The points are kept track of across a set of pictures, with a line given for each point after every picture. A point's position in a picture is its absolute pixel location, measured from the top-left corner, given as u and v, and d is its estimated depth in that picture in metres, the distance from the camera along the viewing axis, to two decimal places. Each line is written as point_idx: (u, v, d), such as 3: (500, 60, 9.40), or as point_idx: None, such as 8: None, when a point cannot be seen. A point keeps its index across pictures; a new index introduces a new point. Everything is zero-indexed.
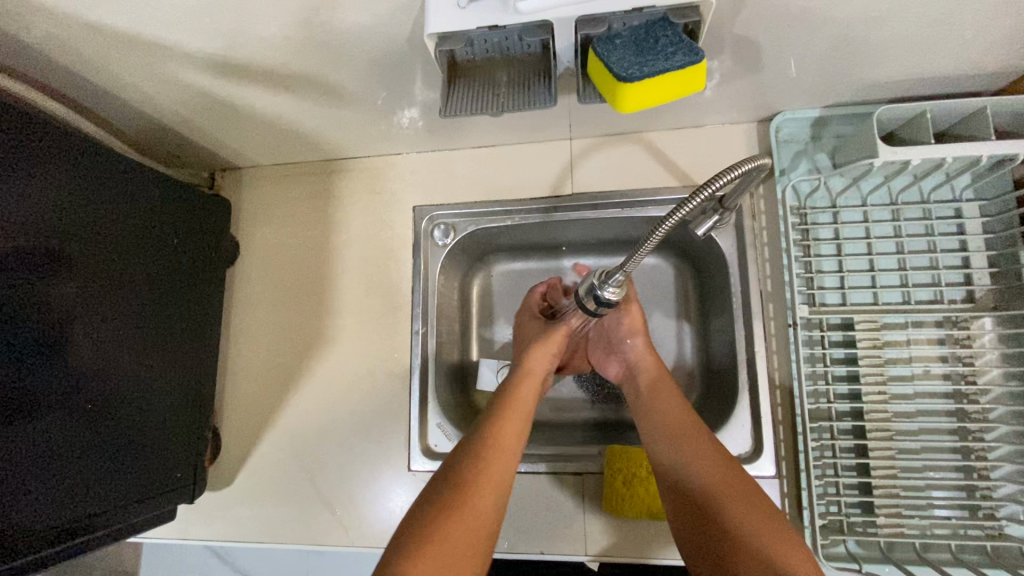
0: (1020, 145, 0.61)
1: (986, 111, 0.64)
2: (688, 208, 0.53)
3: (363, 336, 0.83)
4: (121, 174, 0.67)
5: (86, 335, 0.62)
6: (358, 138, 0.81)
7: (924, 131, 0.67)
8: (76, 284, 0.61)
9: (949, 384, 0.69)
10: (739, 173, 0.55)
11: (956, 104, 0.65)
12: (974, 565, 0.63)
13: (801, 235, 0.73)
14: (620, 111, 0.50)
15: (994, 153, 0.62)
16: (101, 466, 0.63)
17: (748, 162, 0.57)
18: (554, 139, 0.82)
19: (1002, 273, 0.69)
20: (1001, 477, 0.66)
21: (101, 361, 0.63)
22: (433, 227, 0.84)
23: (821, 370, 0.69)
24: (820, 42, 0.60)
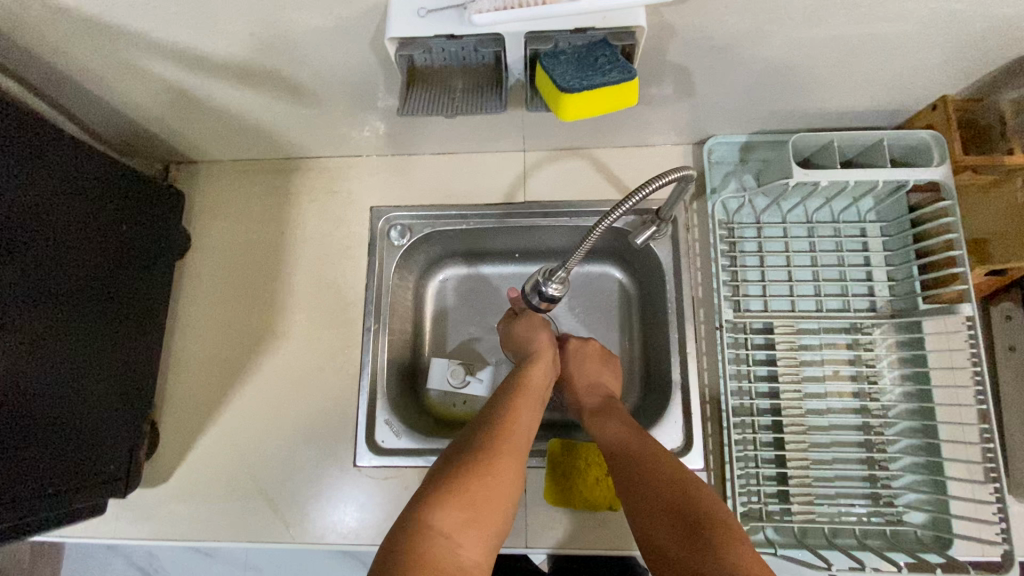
0: (909, 172, 0.70)
1: (882, 144, 0.73)
2: (615, 214, 0.60)
3: (314, 332, 0.84)
4: (71, 156, 0.66)
5: (30, 316, 0.60)
6: (320, 138, 0.83)
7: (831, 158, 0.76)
8: (22, 262, 0.59)
9: (855, 385, 0.76)
10: (666, 179, 0.61)
11: (858, 135, 0.74)
12: (877, 548, 0.70)
13: (729, 247, 0.80)
14: (564, 118, 0.55)
15: (889, 178, 0.71)
16: (35, 457, 0.61)
17: (676, 170, 0.63)
18: (509, 149, 0.87)
19: (899, 285, 0.77)
20: (899, 468, 0.73)
21: (42, 343, 0.62)
22: (389, 228, 0.87)
23: (745, 370, 0.75)
24: (744, 73, 0.67)
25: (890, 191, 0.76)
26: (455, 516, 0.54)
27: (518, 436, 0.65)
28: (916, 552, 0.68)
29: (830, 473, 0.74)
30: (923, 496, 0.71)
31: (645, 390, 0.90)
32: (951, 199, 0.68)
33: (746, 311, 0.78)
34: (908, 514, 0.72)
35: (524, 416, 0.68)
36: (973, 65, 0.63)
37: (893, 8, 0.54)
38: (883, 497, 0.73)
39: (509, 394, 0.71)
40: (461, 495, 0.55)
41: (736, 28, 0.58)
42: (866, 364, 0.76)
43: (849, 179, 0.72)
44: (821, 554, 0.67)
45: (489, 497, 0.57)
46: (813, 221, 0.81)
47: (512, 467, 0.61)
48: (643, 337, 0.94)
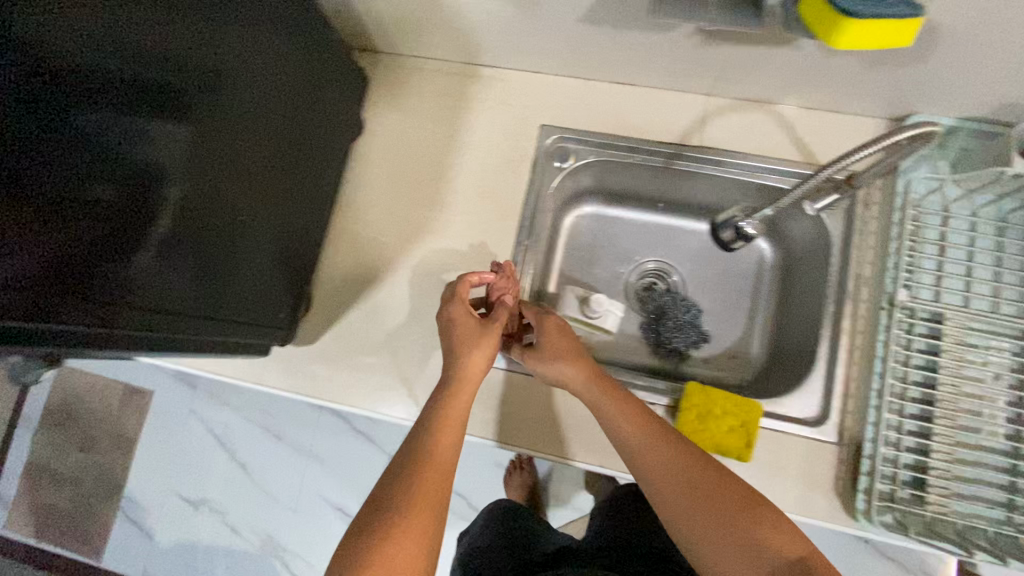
0: None
1: None
2: (826, 172, 0.71)
3: (468, 236, 0.87)
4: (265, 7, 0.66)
5: (220, 159, 0.63)
6: (510, 46, 0.83)
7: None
8: (216, 104, 0.61)
9: (1017, 393, 0.73)
10: (882, 143, 0.65)
11: None
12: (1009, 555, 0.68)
13: (909, 231, 0.77)
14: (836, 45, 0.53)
15: None
16: (206, 296, 0.65)
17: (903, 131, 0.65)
18: (693, 91, 0.85)
19: None
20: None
21: (224, 189, 0.64)
22: (556, 149, 0.87)
23: (904, 354, 0.74)
24: (999, 43, 0.63)
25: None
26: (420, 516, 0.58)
27: (454, 419, 0.66)
28: None
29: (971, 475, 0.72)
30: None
31: (772, 360, 0.90)
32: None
33: (916, 298, 0.75)
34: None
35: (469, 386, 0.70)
36: None
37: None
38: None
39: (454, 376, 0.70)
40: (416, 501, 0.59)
41: None
42: None
43: None
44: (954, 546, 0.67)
45: (426, 488, 0.60)
46: (1005, 221, 0.77)
47: (445, 461, 0.63)
48: (778, 309, 0.93)
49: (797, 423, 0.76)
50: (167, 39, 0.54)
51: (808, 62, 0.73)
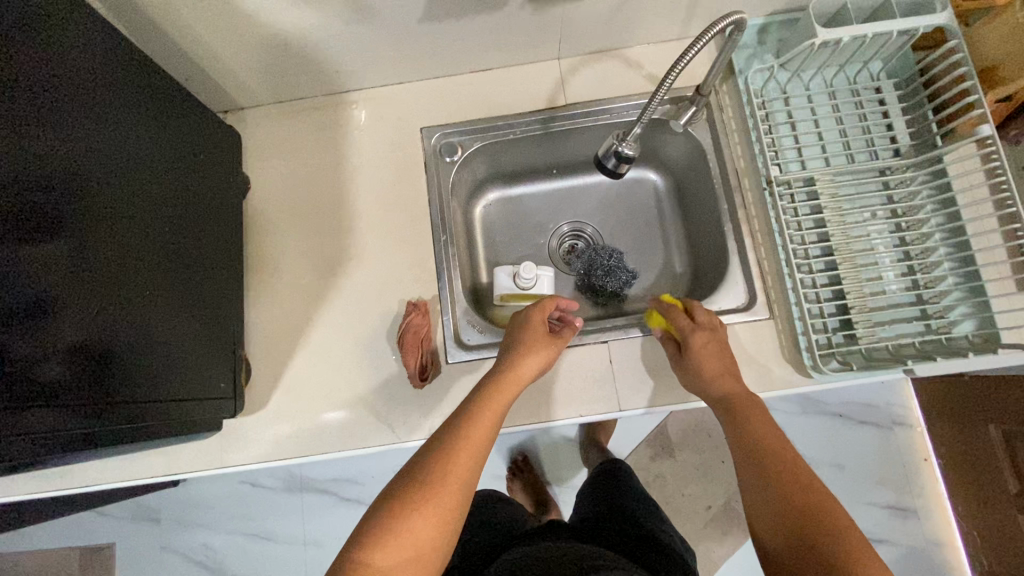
0: (917, 20, 0.76)
1: (890, 1, 0.80)
2: (666, 82, 0.68)
3: (386, 250, 0.87)
4: (127, 83, 0.66)
5: (125, 240, 0.62)
6: (366, 64, 0.87)
7: (844, 20, 0.83)
8: (107, 190, 0.60)
9: (893, 222, 0.83)
10: (713, 32, 0.67)
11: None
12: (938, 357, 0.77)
13: (762, 119, 0.87)
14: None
15: (902, 28, 0.77)
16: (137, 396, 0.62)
17: (722, 20, 0.68)
18: (545, 58, 0.92)
19: (918, 131, 0.85)
20: (945, 287, 0.81)
21: (141, 269, 0.64)
22: (441, 145, 0.91)
23: (795, 222, 0.82)
24: None
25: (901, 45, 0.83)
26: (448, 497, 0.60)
27: (492, 416, 0.68)
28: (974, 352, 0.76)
29: (885, 302, 0.81)
30: (970, 306, 0.79)
31: (697, 270, 0.97)
32: (958, 36, 0.76)
33: (788, 172, 0.85)
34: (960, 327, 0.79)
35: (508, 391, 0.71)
36: None
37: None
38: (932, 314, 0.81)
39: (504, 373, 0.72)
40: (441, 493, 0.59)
41: None
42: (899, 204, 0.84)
43: (867, 34, 0.79)
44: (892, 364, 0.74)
45: (460, 475, 0.62)
46: (831, 87, 0.88)
47: (477, 441, 0.64)
48: (686, 226, 1.00)
49: (733, 313, 0.83)
50: (25, 152, 0.50)
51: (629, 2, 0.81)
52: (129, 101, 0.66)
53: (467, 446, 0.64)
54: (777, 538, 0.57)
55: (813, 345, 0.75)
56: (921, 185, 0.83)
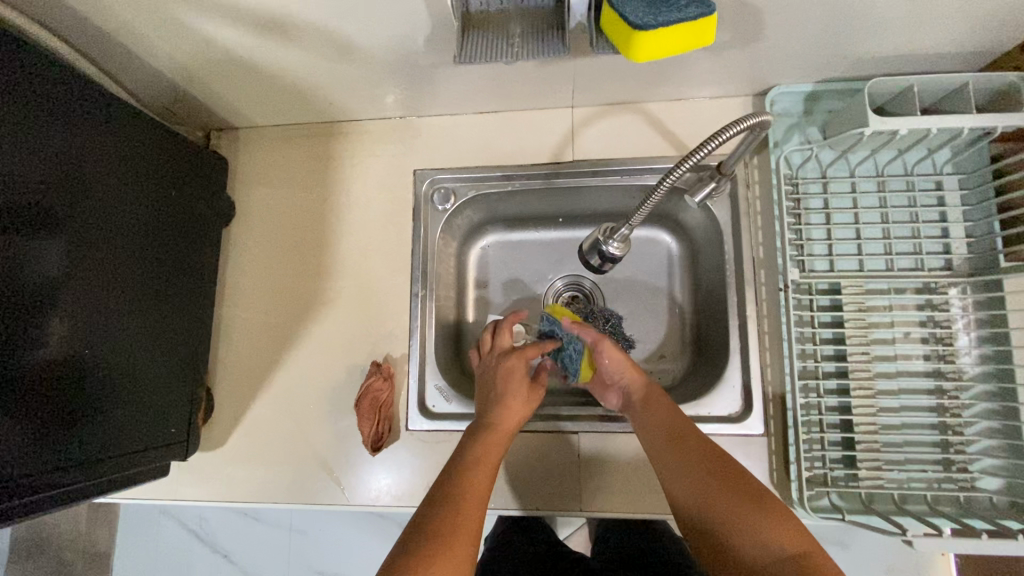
0: (995, 120, 0.64)
1: (966, 88, 0.68)
2: (670, 179, 0.61)
3: (361, 300, 0.83)
4: (110, 117, 0.64)
5: (81, 282, 0.60)
6: (361, 99, 0.81)
7: (905, 104, 0.70)
8: (68, 231, 0.59)
9: (927, 347, 0.72)
10: (724, 139, 0.57)
11: (940, 79, 0.68)
12: (949, 515, 0.67)
13: (792, 205, 0.76)
14: (632, 61, 0.52)
15: (974, 126, 0.65)
16: (79, 452, 0.60)
17: (741, 125, 0.58)
18: (557, 106, 0.83)
19: (977, 242, 0.73)
20: (979, 432, 0.70)
21: (99, 311, 0.62)
22: (434, 192, 0.84)
23: (809, 333, 0.73)
24: (819, 15, 0.62)
25: (977, 138, 0.70)
26: (465, 535, 0.56)
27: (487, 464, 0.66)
28: (994, 519, 0.65)
29: (900, 438, 0.71)
30: (1002, 461, 0.68)
31: (697, 355, 0.88)
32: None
33: (811, 272, 0.74)
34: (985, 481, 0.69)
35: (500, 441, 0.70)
36: None
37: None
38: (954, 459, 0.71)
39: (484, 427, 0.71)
40: (455, 534, 0.56)
41: None
42: (939, 327, 0.73)
43: (930, 128, 0.67)
44: (892, 520, 0.65)
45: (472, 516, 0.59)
46: (884, 175, 0.76)
47: (481, 489, 0.62)
48: (695, 301, 0.91)
49: (721, 422, 0.75)
50: None
51: (654, 63, 0.71)
52: (103, 133, 0.63)
53: (470, 495, 0.61)
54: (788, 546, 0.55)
55: (802, 483, 0.67)
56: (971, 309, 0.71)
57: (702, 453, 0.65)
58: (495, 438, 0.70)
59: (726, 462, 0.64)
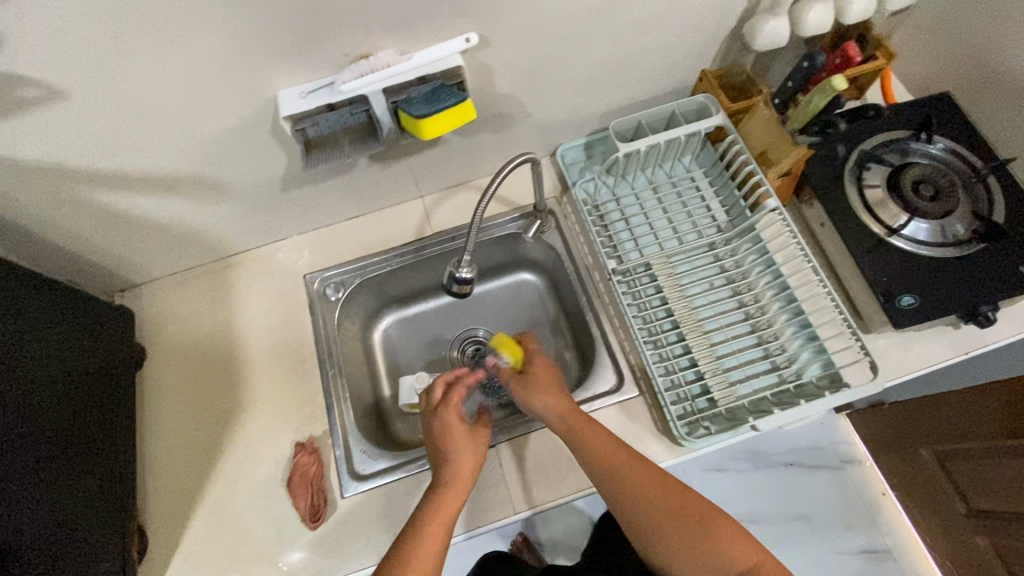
0: (694, 126, 0.93)
1: (674, 112, 0.98)
2: (479, 213, 0.77)
3: (278, 394, 0.92)
4: (14, 277, 0.73)
5: (8, 425, 0.64)
6: (247, 230, 0.98)
7: (644, 133, 1.00)
8: None
9: (729, 288, 0.94)
10: (498, 182, 0.77)
11: (655, 111, 0.98)
12: (792, 405, 0.83)
13: (599, 220, 1.00)
14: (423, 137, 0.73)
15: (684, 133, 0.94)
16: None
17: (508, 167, 0.78)
18: (409, 198, 1.05)
19: (731, 207, 0.99)
20: (790, 335, 0.89)
21: (26, 451, 0.65)
22: (324, 287, 1.00)
23: (640, 304, 0.92)
24: (554, 89, 0.91)
25: (699, 142, 1.00)
26: None
27: (436, 533, 0.70)
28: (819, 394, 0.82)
29: (738, 361, 0.89)
30: (810, 350, 0.87)
31: (581, 358, 1.04)
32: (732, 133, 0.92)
33: (628, 261, 0.96)
34: (808, 371, 0.86)
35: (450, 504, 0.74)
36: (693, 43, 0.91)
37: (627, 9, 0.81)
38: (782, 364, 0.88)
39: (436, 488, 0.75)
40: None
41: (530, 59, 0.83)
42: (733, 271, 0.95)
43: (659, 142, 0.95)
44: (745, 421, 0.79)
45: None
46: (656, 183, 1.03)
47: (428, 560, 0.68)
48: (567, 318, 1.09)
49: (605, 395, 0.89)
50: None
51: (461, 148, 0.96)
52: (12, 292, 0.71)
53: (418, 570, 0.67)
54: (738, 559, 0.68)
55: (671, 414, 0.81)
56: (746, 251, 0.94)
57: (654, 480, 0.74)
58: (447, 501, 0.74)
59: (670, 481, 0.74)
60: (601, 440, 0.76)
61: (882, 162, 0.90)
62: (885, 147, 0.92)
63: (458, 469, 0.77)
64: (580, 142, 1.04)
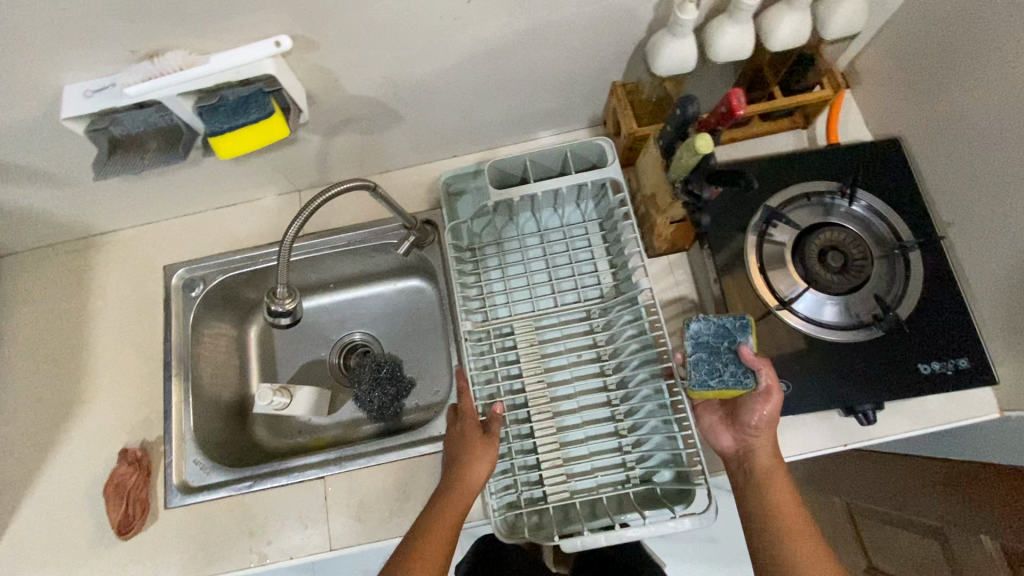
0: (579, 179, 0.83)
1: (565, 153, 0.85)
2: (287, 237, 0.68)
3: (121, 391, 0.89)
4: None
5: None
6: (101, 214, 0.91)
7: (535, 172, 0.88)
8: None
9: (597, 365, 0.85)
10: (309, 216, 0.68)
11: (543, 152, 0.85)
12: (629, 514, 0.76)
13: (473, 265, 0.89)
14: (220, 156, 0.64)
15: (569, 185, 0.84)
16: None
17: (324, 196, 0.68)
18: (283, 192, 0.97)
19: (617, 272, 0.88)
20: (649, 430, 0.80)
21: None
22: (181, 282, 0.93)
23: (490, 375, 0.83)
24: (424, 93, 0.79)
25: (596, 189, 0.87)
26: None
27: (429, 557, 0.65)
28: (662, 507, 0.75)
29: (587, 450, 0.81)
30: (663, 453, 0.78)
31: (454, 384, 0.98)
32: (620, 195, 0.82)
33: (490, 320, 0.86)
34: (659, 474, 0.78)
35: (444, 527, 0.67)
36: (590, 52, 0.78)
37: (493, 12, 0.67)
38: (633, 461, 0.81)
39: (440, 500, 0.70)
40: None
41: (380, 61, 0.71)
42: (604, 346, 0.86)
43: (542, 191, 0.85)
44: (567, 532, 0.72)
45: None
46: (544, 229, 0.92)
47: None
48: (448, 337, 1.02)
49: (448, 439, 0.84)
50: None
51: (327, 148, 0.86)
52: None
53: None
54: None
55: (492, 512, 0.72)
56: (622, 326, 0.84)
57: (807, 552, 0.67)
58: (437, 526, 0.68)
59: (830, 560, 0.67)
60: (774, 495, 0.71)
61: (797, 218, 0.79)
62: (806, 200, 0.80)
63: (466, 477, 0.70)
64: (467, 169, 0.93)
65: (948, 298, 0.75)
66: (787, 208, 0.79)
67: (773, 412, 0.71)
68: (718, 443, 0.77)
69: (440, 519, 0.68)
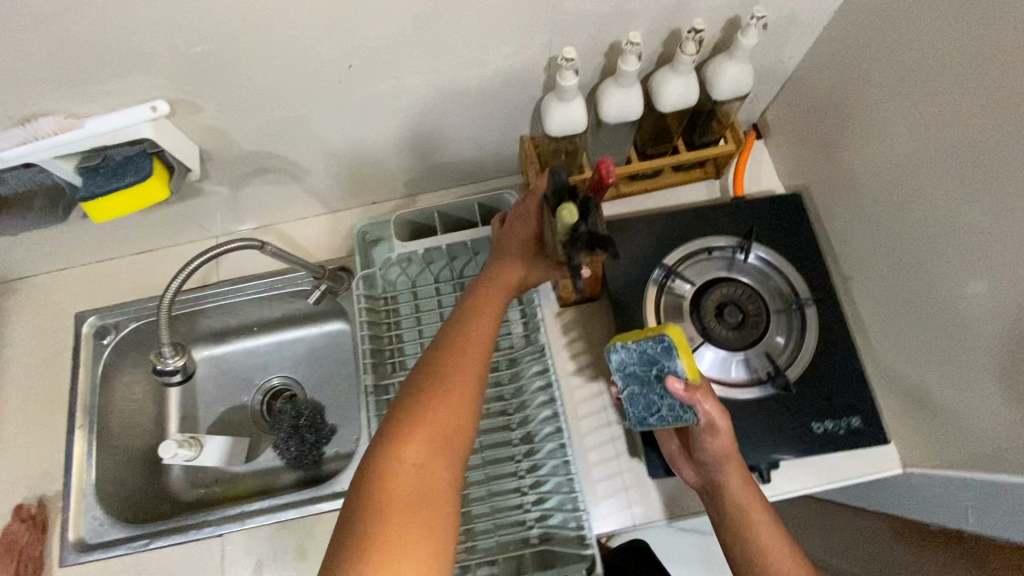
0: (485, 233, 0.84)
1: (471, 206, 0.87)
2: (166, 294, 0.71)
3: (24, 444, 0.88)
4: None
5: None
6: (9, 263, 0.90)
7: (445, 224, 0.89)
8: None
9: (503, 418, 0.84)
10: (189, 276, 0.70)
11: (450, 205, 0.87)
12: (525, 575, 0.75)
13: (386, 314, 0.89)
14: (93, 219, 0.65)
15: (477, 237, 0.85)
16: None
17: (202, 258, 0.70)
18: (199, 238, 0.96)
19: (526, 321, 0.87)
20: (550, 488, 0.79)
21: None
22: (92, 331, 0.91)
23: None
24: (326, 146, 0.80)
25: None
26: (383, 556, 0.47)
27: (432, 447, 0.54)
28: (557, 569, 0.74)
29: (489, 507, 0.80)
30: (563, 511, 0.77)
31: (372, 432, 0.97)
32: None
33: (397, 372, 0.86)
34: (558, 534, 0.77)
35: (456, 400, 0.57)
36: (488, 107, 0.79)
37: (380, 74, 0.68)
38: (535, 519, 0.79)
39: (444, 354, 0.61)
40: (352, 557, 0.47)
41: (272, 118, 0.71)
42: (511, 398, 0.85)
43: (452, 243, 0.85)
44: None
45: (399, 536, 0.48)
46: (460, 278, 0.92)
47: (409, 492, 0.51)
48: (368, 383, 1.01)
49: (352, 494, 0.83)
50: None
51: (236, 198, 0.86)
52: None
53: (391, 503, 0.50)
54: None
55: None
56: (528, 378, 0.83)
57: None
58: (434, 403, 0.56)
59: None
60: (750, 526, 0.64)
61: (697, 273, 0.80)
62: (707, 255, 0.81)
63: (470, 336, 0.63)
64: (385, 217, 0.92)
65: (841, 353, 0.76)
66: (686, 262, 0.80)
67: (726, 443, 0.65)
68: (682, 477, 0.72)
69: (442, 398, 0.57)
